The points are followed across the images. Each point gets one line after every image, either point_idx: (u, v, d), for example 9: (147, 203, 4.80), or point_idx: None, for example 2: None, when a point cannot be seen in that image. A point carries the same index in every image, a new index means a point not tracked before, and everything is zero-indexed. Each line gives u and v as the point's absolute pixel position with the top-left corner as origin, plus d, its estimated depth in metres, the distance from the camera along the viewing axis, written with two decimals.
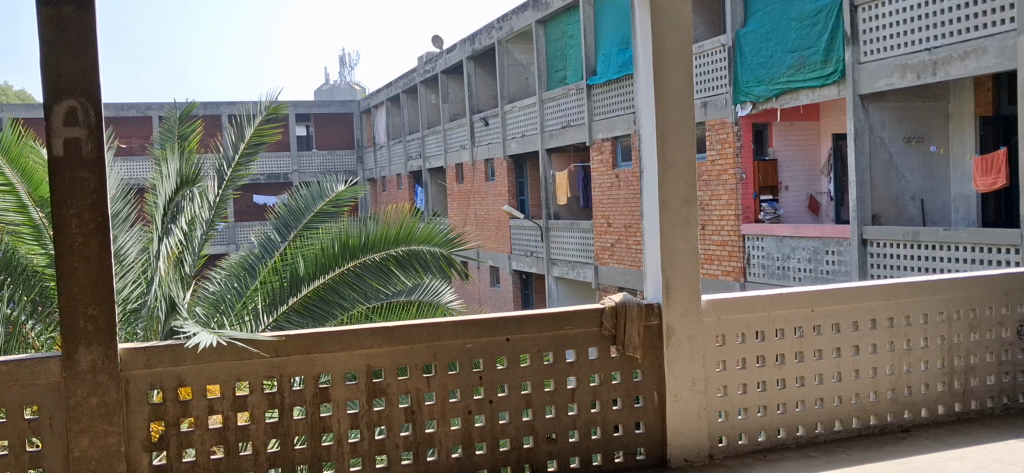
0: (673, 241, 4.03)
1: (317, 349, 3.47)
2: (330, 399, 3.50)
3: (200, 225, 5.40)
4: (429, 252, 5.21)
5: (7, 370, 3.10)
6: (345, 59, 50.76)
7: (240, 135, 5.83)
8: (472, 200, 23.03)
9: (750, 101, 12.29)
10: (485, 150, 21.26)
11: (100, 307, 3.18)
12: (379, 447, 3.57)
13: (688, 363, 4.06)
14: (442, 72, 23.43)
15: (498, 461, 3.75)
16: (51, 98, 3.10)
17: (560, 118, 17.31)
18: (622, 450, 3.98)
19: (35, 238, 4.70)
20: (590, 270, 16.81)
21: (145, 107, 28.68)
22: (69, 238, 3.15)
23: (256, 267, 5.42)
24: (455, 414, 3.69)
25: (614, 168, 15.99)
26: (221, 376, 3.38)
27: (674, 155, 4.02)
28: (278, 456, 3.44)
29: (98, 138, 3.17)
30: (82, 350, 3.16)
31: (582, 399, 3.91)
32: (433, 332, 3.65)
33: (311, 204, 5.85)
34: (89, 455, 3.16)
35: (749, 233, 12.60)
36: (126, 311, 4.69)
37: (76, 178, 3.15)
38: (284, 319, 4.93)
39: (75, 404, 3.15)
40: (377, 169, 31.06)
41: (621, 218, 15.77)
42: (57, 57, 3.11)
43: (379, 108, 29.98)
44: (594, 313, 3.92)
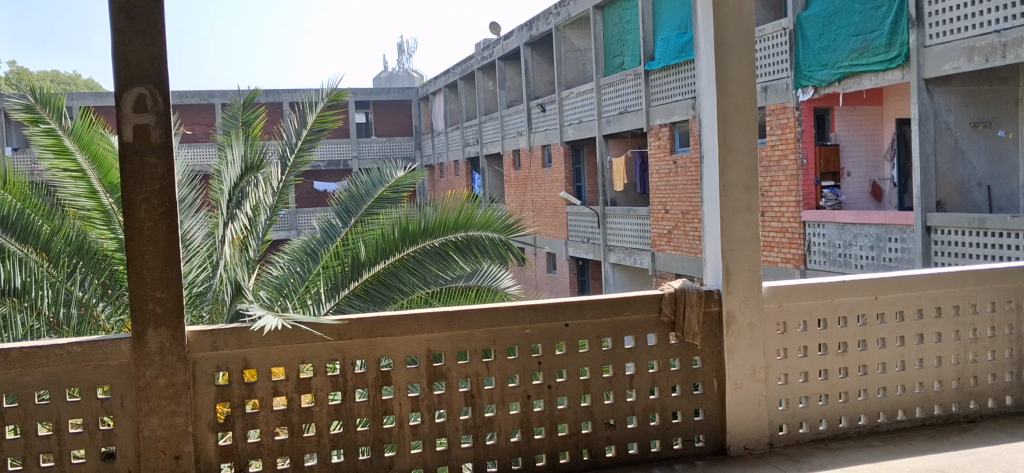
0: (733, 227, 3.98)
1: (379, 333, 3.50)
2: (392, 382, 3.53)
3: (263, 211, 5.55)
4: (488, 238, 5.20)
5: (80, 351, 3.19)
6: (402, 46, 51.04)
7: (301, 122, 5.90)
8: (529, 186, 23.03)
9: (812, 86, 12.11)
10: (542, 136, 21.24)
11: (168, 290, 3.25)
12: (439, 430, 3.61)
13: (748, 351, 4.02)
14: (499, 58, 23.45)
15: (557, 447, 3.77)
16: (121, 85, 3.17)
17: (617, 105, 17.22)
18: (681, 437, 3.97)
19: (105, 223, 5.18)
20: (647, 257, 16.71)
21: (208, 95, 29.15)
22: (138, 223, 3.22)
23: (319, 251, 5.55)
24: (515, 399, 3.71)
25: (672, 154, 15.86)
26: (285, 358, 3.43)
27: (735, 140, 3.98)
28: (341, 438, 3.50)
29: (166, 124, 3.23)
30: (151, 332, 3.24)
31: (641, 385, 3.89)
32: (492, 318, 3.65)
33: (370, 190, 5.90)
34: (158, 434, 3.25)
35: (810, 219, 12.43)
36: (192, 294, 4.86)
37: (145, 164, 3.22)
38: (345, 303, 5.04)
39: (144, 384, 3.23)
40: (435, 155, 31.24)
41: (678, 204, 15.66)
42: (128, 45, 3.18)
43: (437, 94, 30.08)
44: (652, 299, 3.89)
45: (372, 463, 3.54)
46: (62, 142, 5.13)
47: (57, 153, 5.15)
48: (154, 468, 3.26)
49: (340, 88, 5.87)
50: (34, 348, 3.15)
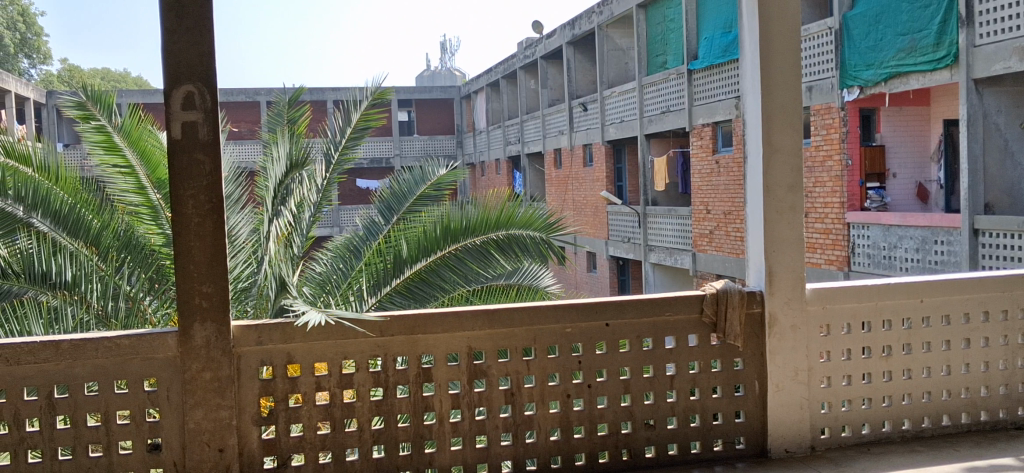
0: (776, 228, 3.95)
1: (420, 330, 3.53)
2: (433, 379, 3.56)
3: (308, 208, 5.63)
4: (528, 236, 5.19)
5: (128, 344, 3.25)
6: (446, 44, 51.19)
7: (346, 120, 5.97)
8: (570, 185, 22.99)
9: (858, 86, 11.96)
10: (585, 135, 21.21)
11: (214, 285, 3.29)
12: (479, 427, 3.63)
13: (791, 354, 3.98)
14: (542, 57, 23.46)
15: (596, 447, 3.77)
16: (170, 82, 3.22)
17: (659, 104, 17.13)
18: (721, 439, 3.95)
19: (152, 218, 5.24)
20: (688, 258, 16.60)
21: (254, 93, 29.49)
22: (185, 218, 3.26)
23: (361, 249, 5.62)
24: (555, 397, 3.71)
25: (714, 154, 15.75)
26: (328, 354, 3.46)
27: (779, 140, 3.94)
28: (382, 433, 3.53)
29: (213, 122, 3.27)
30: (197, 326, 3.29)
31: (681, 386, 3.87)
32: (534, 316, 3.65)
33: (413, 188, 5.94)
34: (202, 427, 3.29)
35: (855, 221, 12.28)
36: (237, 290, 4.94)
37: (193, 160, 3.27)
38: (387, 300, 5.08)
39: (190, 377, 3.28)
40: (477, 154, 31.32)
41: (720, 204, 15.54)
42: (176, 43, 3.23)
43: (479, 93, 30.15)
44: (694, 300, 3.87)
45: (412, 460, 3.56)
46: (111, 138, 5.29)
47: (106, 150, 5.30)
48: (199, 460, 3.31)
49: (383, 87, 5.91)
50: (84, 340, 3.22)
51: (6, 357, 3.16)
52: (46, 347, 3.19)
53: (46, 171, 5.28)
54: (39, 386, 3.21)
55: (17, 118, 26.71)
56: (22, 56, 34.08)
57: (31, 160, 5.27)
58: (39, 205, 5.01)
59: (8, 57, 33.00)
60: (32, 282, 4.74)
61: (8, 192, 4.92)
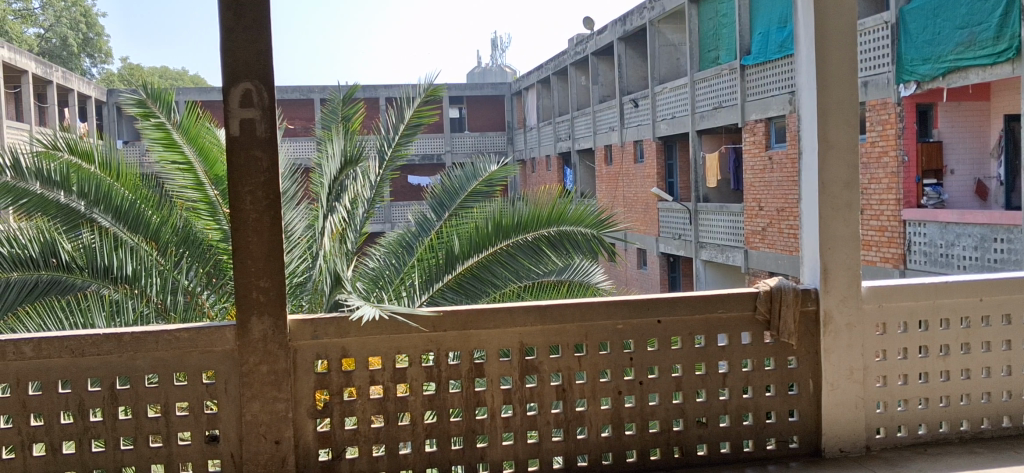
0: (832, 225, 3.91)
1: (473, 326, 3.55)
2: (485, 374, 3.58)
3: (361, 204, 5.73)
4: (581, 233, 5.20)
5: (187, 337, 3.32)
6: (496, 40, 51.12)
7: (399, 117, 6.04)
8: (621, 182, 22.88)
9: (914, 81, 11.76)
10: (636, 132, 21.10)
11: (271, 280, 3.35)
12: (531, 422, 3.64)
13: (846, 353, 3.94)
14: (593, 53, 23.39)
15: (648, 443, 3.77)
16: (229, 81, 3.27)
17: (712, 99, 16.99)
18: (774, 438, 3.92)
19: (210, 214, 5.37)
20: (740, 255, 16.43)
21: (307, 90, 29.81)
22: (243, 214, 3.32)
23: (414, 245, 5.72)
24: (606, 394, 3.71)
25: (767, 150, 15.57)
26: (382, 348, 3.49)
27: (835, 136, 3.89)
28: (434, 427, 3.56)
29: (271, 119, 3.32)
30: (255, 320, 3.34)
31: (734, 384, 3.84)
32: (585, 312, 3.65)
33: (464, 184, 5.99)
34: (259, 419, 3.35)
35: (911, 218, 12.08)
36: (293, 285, 5.06)
37: (251, 157, 3.32)
38: (439, 296, 5.15)
39: (247, 370, 3.34)
40: (527, 150, 31.29)
41: (774, 201, 15.36)
42: (235, 42, 3.28)
43: (530, 90, 30.14)
44: (747, 297, 3.84)
45: (464, 454, 3.59)
46: (170, 135, 5.40)
47: (165, 147, 5.41)
48: (256, 452, 3.36)
49: (436, 83, 5.94)
50: (145, 333, 3.29)
51: (71, 348, 3.25)
52: (109, 339, 3.27)
53: (107, 168, 5.46)
54: (102, 377, 3.28)
55: (79, 116, 27.34)
56: (85, 55, 34.89)
57: (93, 157, 5.47)
58: (100, 201, 5.26)
59: (71, 56, 33.78)
60: (94, 275, 4.92)
61: (73, 188, 5.22)
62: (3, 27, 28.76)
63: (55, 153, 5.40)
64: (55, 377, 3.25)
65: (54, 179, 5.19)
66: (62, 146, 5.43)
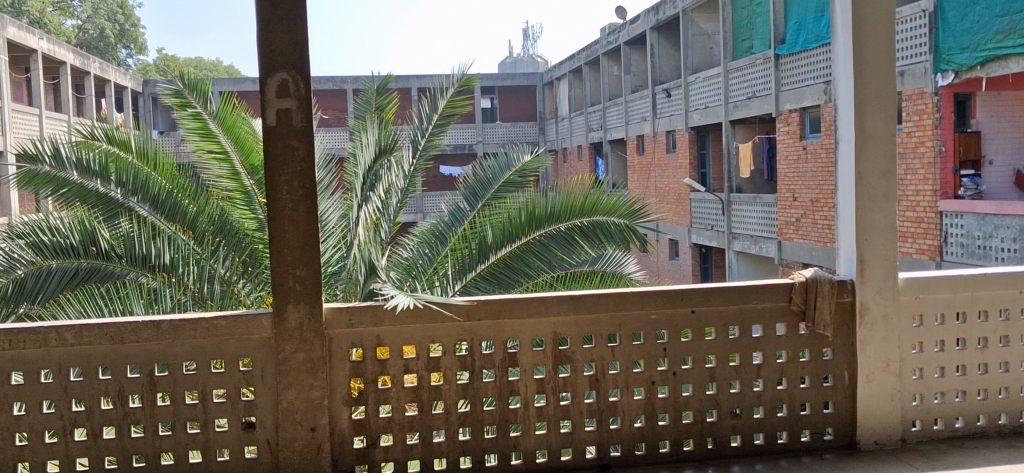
0: (869, 215, 3.86)
1: (507, 314, 3.55)
2: (518, 364, 3.59)
3: (395, 194, 5.79)
4: (613, 223, 5.19)
5: (225, 325, 3.35)
6: (528, 30, 50.97)
7: (433, 107, 6.05)
8: (653, 172, 22.78)
9: (952, 70, 11.61)
10: (668, 121, 21.00)
11: (307, 268, 3.37)
12: (564, 412, 3.64)
13: (882, 344, 3.90)
14: (625, 43, 23.29)
15: (681, 434, 3.76)
16: (265, 71, 3.29)
17: (746, 89, 16.85)
18: (809, 429, 3.89)
19: (246, 203, 5.39)
20: (773, 246, 16.31)
21: (340, 81, 29.94)
22: (280, 204, 3.35)
23: (447, 234, 5.76)
24: (639, 384, 3.71)
25: (801, 140, 15.43)
26: (417, 337, 3.51)
27: (873, 125, 3.85)
28: (468, 415, 3.58)
29: (307, 109, 3.34)
30: (291, 308, 3.36)
31: (769, 375, 3.82)
32: (619, 302, 3.64)
33: (498, 174, 6.02)
34: (296, 407, 3.38)
35: (948, 209, 11.93)
36: (328, 274, 5.14)
37: (287, 146, 3.34)
38: (472, 285, 5.16)
39: (284, 358, 3.37)
40: (559, 140, 31.22)
41: (808, 192, 15.24)
42: (272, 33, 3.30)
43: (562, 79, 30.06)
44: (783, 288, 3.81)
45: (498, 442, 3.61)
46: (207, 125, 5.44)
47: (201, 136, 5.45)
48: (292, 439, 3.39)
49: (470, 74, 5.92)
50: (183, 321, 3.32)
51: (111, 336, 3.28)
52: (148, 327, 3.30)
53: (144, 156, 5.52)
54: (141, 364, 3.32)
55: (115, 106, 27.61)
56: (121, 46, 35.23)
57: (131, 147, 5.52)
58: (138, 190, 5.38)
59: (108, 47, 34.11)
60: (133, 264, 5.01)
61: (112, 177, 5.36)
62: (42, 19, 29.12)
63: (94, 142, 5.46)
64: (96, 363, 3.29)
65: (93, 168, 5.33)
66: (101, 136, 5.48)
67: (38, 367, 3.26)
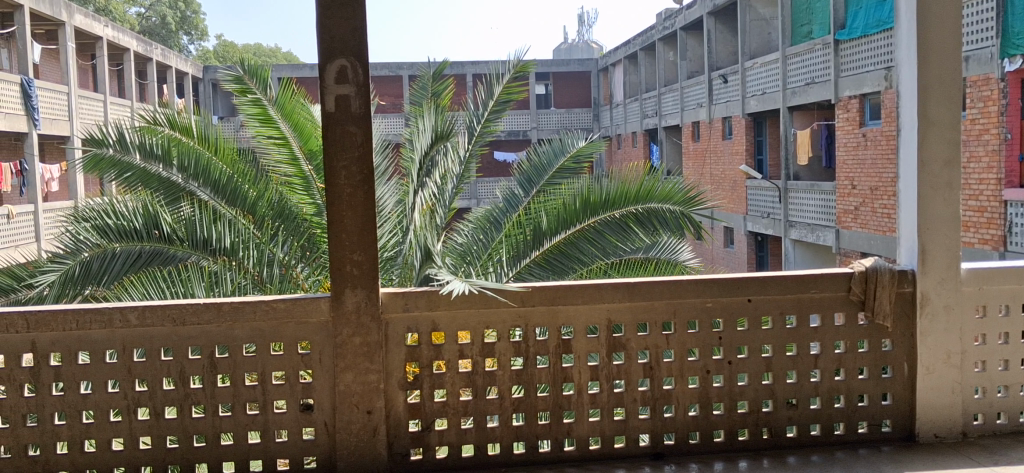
0: (931, 204, 3.79)
1: (562, 301, 3.55)
2: (572, 350, 3.58)
3: (450, 179, 5.86)
4: (668, 211, 5.16)
5: (284, 308, 3.40)
6: (583, 16, 50.65)
7: (488, 93, 6.07)
8: (708, 159, 22.56)
9: (1020, 55, 11.27)
10: (724, 108, 20.77)
11: (364, 253, 3.40)
12: (617, 399, 3.64)
13: (943, 336, 3.83)
14: (681, 28, 23.09)
15: (736, 424, 3.73)
16: (325, 58, 3.32)
17: (804, 75, 16.59)
18: (866, 421, 3.84)
19: (305, 188, 5.58)
20: (831, 234, 16.06)
21: (396, 67, 30.11)
22: (338, 189, 3.39)
23: (501, 220, 5.81)
24: (694, 373, 3.68)
25: (860, 127, 15.16)
26: (472, 322, 3.53)
27: (936, 112, 3.77)
28: (522, 401, 3.59)
29: (365, 95, 3.37)
30: (348, 293, 3.40)
31: (826, 366, 3.78)
32: (674, 290, 3.63)
33: (553, 161, 6.04)
34: (352, 389, 3.43)
35: (1012, 198, 11.64)
36: (384, 259, 5.25)
37: (345, 133, 3.38)
38: (526, 272, 5.25)
39: (341, 342, 3.41)
40: (614, 126, 31.06)
41: (867, 180, 14.98)
42: (331, 19, 3.32)
43: (617, 66, 29.84)
44: (842, 278, 3.75)
45: (551, 428, 3.62)
46: (267, 111, 5.51)
47: (261, 122, 5.53)
48: (348, 421, 3.44)
49: (526, 60, 5.91)
50: (243, 303, 3.38)
51: (172, 317, 3.35)
52: (209, 309, 3.37)
53: (205, 141, 5.63)
54: (202, 346, 3.39)
55: (177, 92, 28.10)
56: (182, 32, 35.67)
57: (192, 132, 5.62)
58: (199, 174, 5.45)
59: (170, 34, 34.72)
60: (195, 247, 5.14)
61: (174, 162, 5.45)
62: (107, 7, 29.71)
63: (157, 128, 5.55)
64: (159, 345, 3.36)
65: (156, 153, 5.43)
66: (163, 121, 5.56)
67: (103, 347, 3.34)
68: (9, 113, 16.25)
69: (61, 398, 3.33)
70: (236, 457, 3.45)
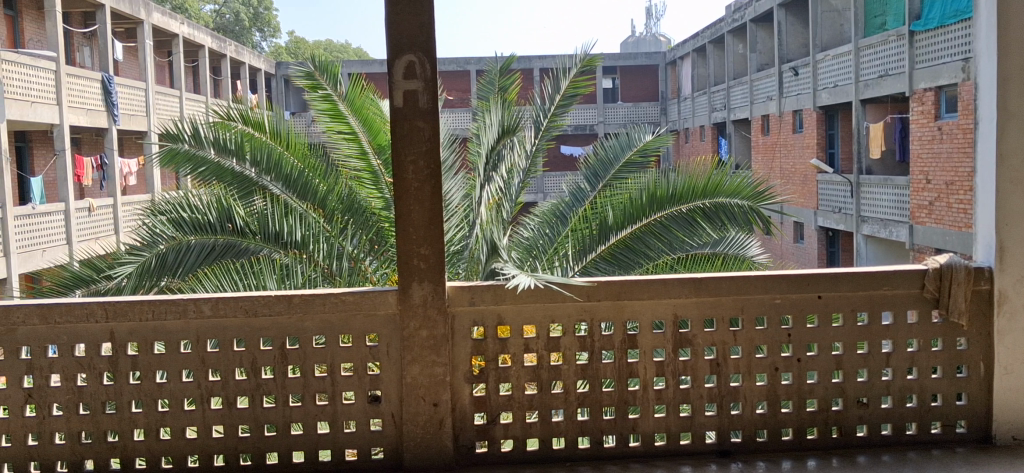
0: (1010, 200, 3.69)
1: (627, 296, 3.54)
2: (638, 346, 3.57)
3: (516, 174, 5.92)
4: (736, 205, 5.06)
5: (353, 301, 3.45)
6: (650, 10, 50.18)
7: (555, 87, 6.06)
8: (778, 153, 22.19)
9: None
10: (795, 101, 20.43)
11: (432, 247, 3.43)
12: (683, 396, 3.62)
13: (1022, 335, 3.73)
14: (751, 20, 22.77)
15: (805, 422, 3.69)
16: (393, 53, 3.35)
17: (878, 67, 16.23)
18: (940, 421, 3.76)
19: (374, 183, 5.65)
20: (904, 230, 15.71)
21: (464, 62, 30.25)
22: (406, 183, 3.42)
23: (567, 214, 5.80)
24: (762, 370, 3.64)
25: (936, 120, 14.75)
26: (537, 317, 3.54)
27: (1017, 104, 3.67)
28: (587, 397, 3.58)
29: (433, 90, 3.39)
30: (415, 286, 3.44)
31: (898, 364, 3.70)
32: (741, 285, 3.58)
33: (619, 155, 6.03)
34: (419, 382, 3.47)
35: None
36: (451, 253, 5.34)
37: (413, 127, 3.41)
38: (592, 266, 5.25)
39: (408, 334, 3.45)
40: (682, 120, 30.76)
41: (942, 174, 14.58)
42: (399, 15, 3.36)
43: (686, 59, 29.52)
44: (916, 275, 3.67)
45: (616, 424, 3.61)
46: (337, 107, 5.60)
47: (332, 117, 5.63)
48: (415, 412, 3.48)
49: (593, 54, 5.89)
50: (313, 295, 3.42)
51: (245, 308, 3.42)
52: (280, 301, 3.42)
53: (277, 136, 5.72)
54: (273, 336, 3.45)
55: (250, 88, 28.68)
56: (255, 29, 36.19)
57: (265, 128, 5.71)
58: (271, 169, 5.56)
59: (243, 30, 35.42)
60: (267, 240, 5.24)
61: (247, 156, 5.57)
62: (183, 4, 30.45)
63: (231, 123, 5.66)
64: (232, 335, 3.44)
65: (230, 148, 5.55)
66: (236, 117, 5.68)
67: (178, 338, 3.42)
68: (91, 109, 16.74)
69: (139, 387, 3.43)
70: (306, 447, 3.51)
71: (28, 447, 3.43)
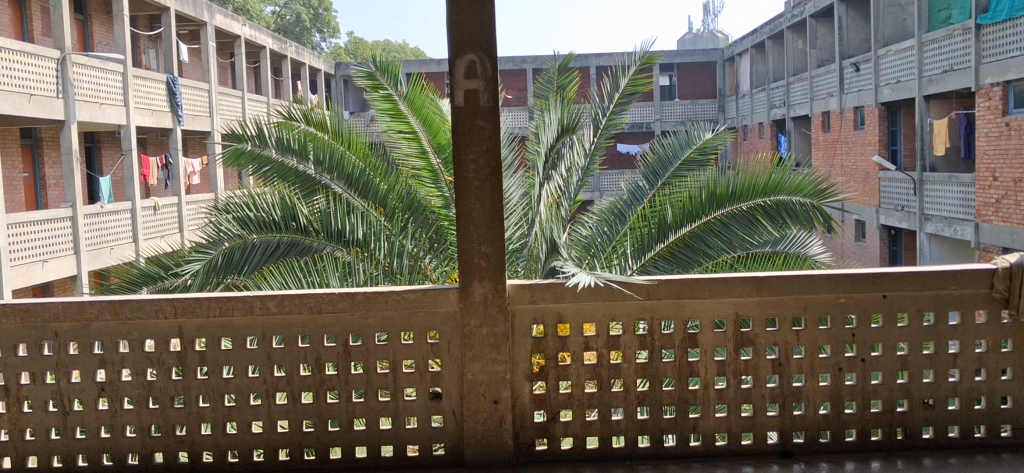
0: None
1: (688, 294, 3.53)
2: (698, 345, 3.55)
3: (576, 172, 5.91)
4: (797, 203, 4.99)
5: (415, 298, 3.49)
6: (708, 7, 49.75)
7: (615, 85, 6.07)
8: (839, 150, 21.86)
9: None
10: (856, 97, 20.10)
11: (492, 246, 3.44)
12: (745, 396, 3.59)
13: None
14: (811, 16, 22.46)
15: (869, 423, 3.63)
16: (454, 53, 3.38)
17: (942, 62, 15.89)
18: (1010, 425, 3.67)
19: (433, 181, 5.72)
20: (969, 229, 15.37)
21: (521, 61, 30.33)
22: (466, 182, 3.44)
23: (626, 212, 5.80)
24: (825, 370, 3.60)
25: (1004, 116, 14.38)
26: (597, 315, 3.53)
27: None
28: (647, 395, 3.57)
29: (493, 89, 3.40)
30: (476, 284, 3.46)
31: (965, 365, 3.62)
32: (805, 284, 3.55)
33: (679, 152, 6.02)
34: (480, 379, 3.49)
35: None
36: (510, 251, 5.36)
37: (474, 126, 3.43)
38: (650, 265, 5.20)
39: (469, 332, 3.47)
40: (740, 117, 30.44)
41: (1009, 172, 14.22)
42: (460, 15, 3.37)
43: (744, 55, 29.20)
44: (984, 274, 3.60)
45: (676, 424, 3.59)
46: (397, 106, 5.67)
47: (392, 117, 5.70)
48: (475, 409, 3.51)
49: (652, 51, 5.88)
50: (375, 293, 3.48)
51: (310, 306, 3.47)
52: (343, 298, 3.47)
53: (338, 135, 5.79)
54: (336, 334, 3.50)
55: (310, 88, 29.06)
56: (315, 30, 36.70)
57: (327, 127, 5.80)
58: (333, 168, 5.63)
59: (303, 32, 35.94)
60: (329, 238, 5.34)
61: (309, 156, 5.64)
62: (245, 6, 31.00)
63: (293, 123, 5.75)
64: (296, 332, 3.49)
65: (292, 147, 5.63)
66: (299, 116, 5.76)
67: (244, 333, 3.49)
68: (157, 110, 17.11)
69: (205, 382, 3.50)
70: (368, 443, 3.56)
71: (101, 439, 3.51)
